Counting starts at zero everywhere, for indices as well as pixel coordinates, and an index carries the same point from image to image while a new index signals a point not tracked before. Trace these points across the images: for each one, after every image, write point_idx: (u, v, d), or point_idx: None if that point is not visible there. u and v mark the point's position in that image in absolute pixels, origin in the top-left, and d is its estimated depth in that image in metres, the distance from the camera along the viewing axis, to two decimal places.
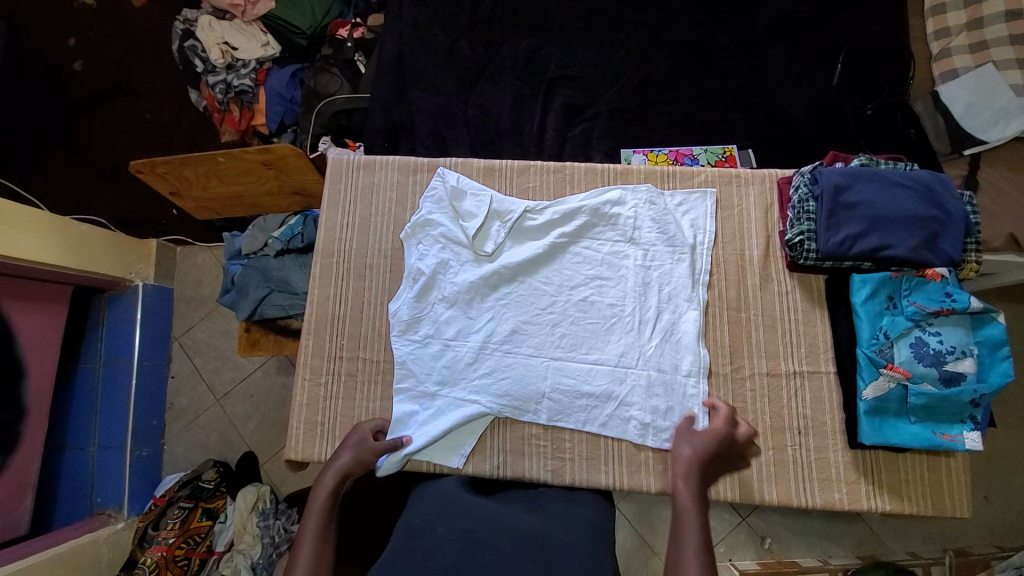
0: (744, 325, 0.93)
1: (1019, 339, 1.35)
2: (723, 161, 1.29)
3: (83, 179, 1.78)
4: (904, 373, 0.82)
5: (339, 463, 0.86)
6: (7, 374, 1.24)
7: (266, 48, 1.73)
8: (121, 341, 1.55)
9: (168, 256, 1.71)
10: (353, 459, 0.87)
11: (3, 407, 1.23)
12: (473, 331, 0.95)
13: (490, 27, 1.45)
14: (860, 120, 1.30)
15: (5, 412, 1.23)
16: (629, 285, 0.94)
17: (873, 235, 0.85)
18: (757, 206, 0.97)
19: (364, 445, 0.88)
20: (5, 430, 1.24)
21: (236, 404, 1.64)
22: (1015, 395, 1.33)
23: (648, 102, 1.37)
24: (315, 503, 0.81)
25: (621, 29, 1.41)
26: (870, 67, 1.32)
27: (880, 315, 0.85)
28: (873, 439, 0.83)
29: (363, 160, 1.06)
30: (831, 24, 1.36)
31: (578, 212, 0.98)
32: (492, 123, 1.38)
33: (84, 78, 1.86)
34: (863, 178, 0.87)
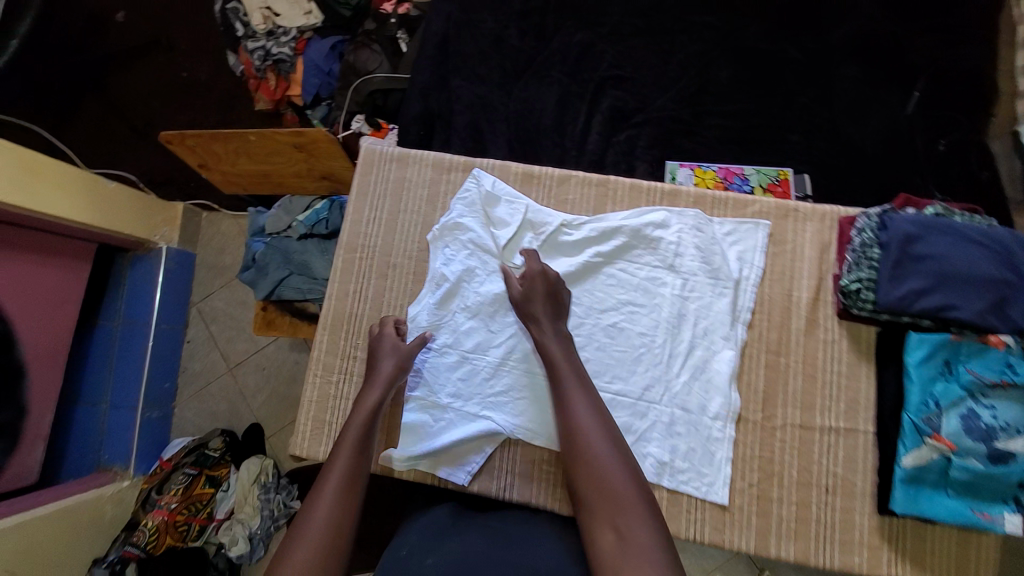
0: (782, 371, 0.86)
1: None
2: (776, 185, 1.20)
3: (117, 133, 1.77)
4: (950, 445, 0.74)
5: (383, 371, 0.87)
6: (9, 372, 1.22)
7: (308, 16, 1.68)
8: (141, 302, 1.56)
9: (193, 221, 1.70)
10: (395, 368, 0.88)
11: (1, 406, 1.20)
12: (493, 345, 0.91)
13: (543, 17, 1.37)
14: (931, 155, 1.20)
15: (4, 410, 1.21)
16: (663, 315, 0.89)
17: (936, 293, 0.78)
18: (812, 245, 0.90)
19: (401, 351, 0.89)
20: (6, 429, 1.22)
21: (247, 375, 1.64)
22: None
23: (701, 112, 1.28)
24: (359, 408, 0.85)
25: (683, 31, 1.32)
26: (948, 99, 1.22)
27: (933, 381, 0.78)
28: (904, 509, 0.77)
29: (397, 153, 1.02)
30: (914, 46, 1.24)
31: (617, 231, 0.92)
32: (534, 120, 1.32)
33: (126, 31, 1.84)
34: (935, 230, 0.80)
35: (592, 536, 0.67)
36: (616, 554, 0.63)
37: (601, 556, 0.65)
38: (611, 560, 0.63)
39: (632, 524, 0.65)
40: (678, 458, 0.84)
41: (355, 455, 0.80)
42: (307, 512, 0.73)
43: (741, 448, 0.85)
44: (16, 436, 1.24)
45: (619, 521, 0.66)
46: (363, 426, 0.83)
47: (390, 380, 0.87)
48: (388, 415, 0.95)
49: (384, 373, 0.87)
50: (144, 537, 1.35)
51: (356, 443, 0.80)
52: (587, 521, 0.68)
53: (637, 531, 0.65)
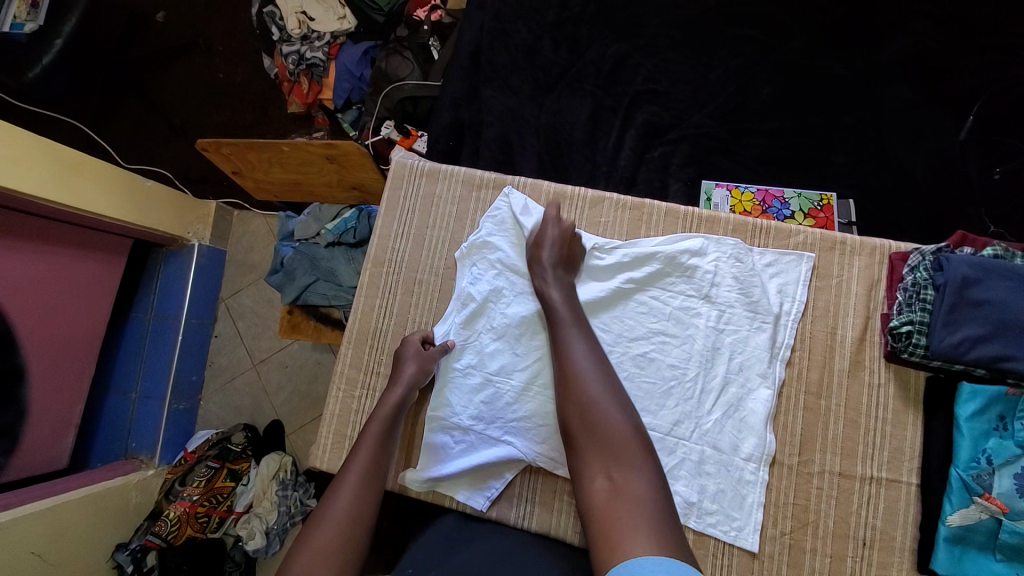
0: (821, 414, 0.82)
1: None
2: (818, 210, 1.14)
3: (155, 131, 1.81)
4: (1001, 507, 0.70)
5: (404, 376, 0.87)
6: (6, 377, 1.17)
7: (342, 22, 1.69)
8: (171, 297, 1.59)
9: (224, 219, 1.73)
10: (417, 371, 0.87)
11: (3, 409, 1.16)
12: (517, 369, 0.89)
13: (578, 28, 1.34)
14: (985, 184, 1.13)
15: (4, 414, 1.17)
16: (696, 347, 0.85)
17: (995, 341, 0.72)
18: (860, 282, 0.85)
19: (423, 354, 0.89)
20: (3, 434, 1.18)
21: (271, 373, 1.66)
22: None
23: (740, 130, 1.23)
24: (380, 406, 0.86)
25: (723, 44, 1.27)
26: (1010, 124, 1.14)
27: (985, 436, 0.73)
28: (946, 571, 0.72)
29: (428, 167, 1.01)
30: (973, 66, 1.17)
31: (651, 258, 0.89)
32: (565, 133, 1.29)
33: (168, 31, 1.88)
34: (999, 274, 0.74)
35: (586, 481, 0.69)
36: (608, 500, 0.65)
37: (593, 498, 0.67)
38: (604, 504, 0.65)
39: (627, 474, 0.67)
40: (706, 500, 0.80)
41: (374, 453, 0.82)
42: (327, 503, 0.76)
43: (774, 492, 0.81)
44: (15, 441, 1.21)
45: (614, 468, 0.68)
46: (383, 427, 0.84)
47: (411, 384, 0.87)
48: (408, 433, 0.93)
49: (404, 379, 0.87)
50: (166, 527, 1.36)
51: (376, 443, 0.83)
52: (582, 465, 0.71)
53: (632, 481, 0.66)
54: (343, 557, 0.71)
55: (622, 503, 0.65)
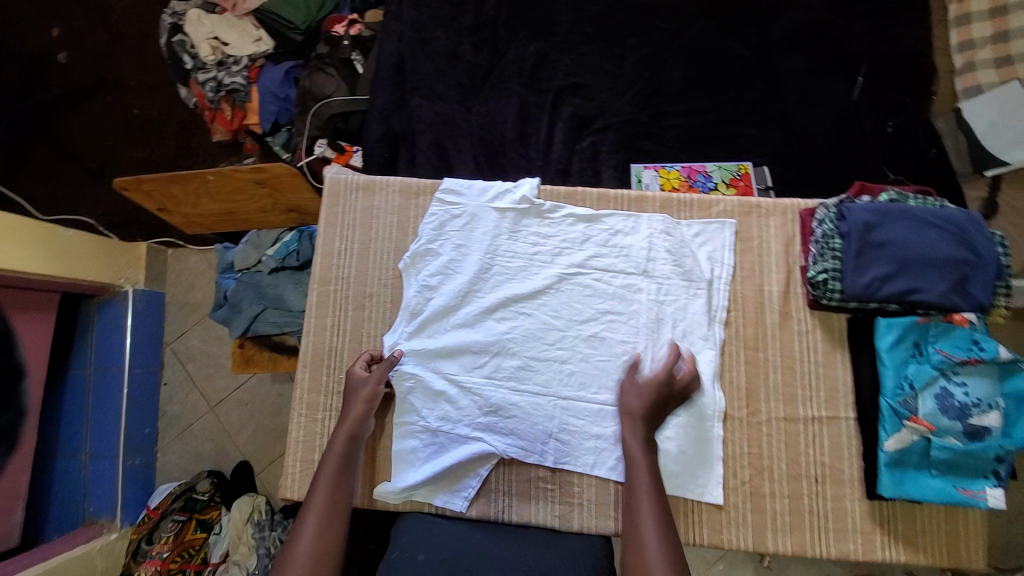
0: (762, 366, 0.88)
1: None
2: (738, 179, 1.23)
3: (70, 177, 1.71)
4: (928, 426, 0.77)
5: (356, 403, 0.87)
6: (7, 374, 1.23)
7: (259, 44, 1.65)
8: (111, 349, 1.49)
9: (158, 260, 1.64)
10: (372, 392, 0.87)
11: (3, 407, 1.22)
12: (478, 366, 0.90)
13: (495, 30, 1.37)
14: (880, 137, 1.24)
15: (6, 411, 1.22)
16: (642, 321, 0.90)
17: (899, 277, 0.80)
18: (777, 239, 0.92)
19: (374, 378, 0.88)
20: (7, 431, 1.22)
21: (230, 413, 1.60)
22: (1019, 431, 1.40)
23: (660, 113, 1.30)
24: (337, 436, 0.86)
25: (632, 34, 1.34)
26: (890, 81, 1.26)
27: (906, 363, 0.80)
28: (893, 493, 0.79)
29: (362, 181, 1.00)
30: (854, 33, 1.29)
31: (587, 243, 0.93)
32: (497, 133, 1.32)
33: (70, 71, 1.78)
34: (893, 216, 0.82)
35: None
36: None
37: None
38: None
39: None
40: (670, 463, 0.85)
41: (335, 479, 0.82)
42: (293, 541, 0.76)
43: (730, 446, 0.86)
44: (16, 440, 1.24)
45: None
46: (341, 455, 0.84)
47: (365, 410, 0.87)
48: (375, 448, 0.92)
49: (356, 407, 0.87)
50: None
51: (335, 471, 0.82)
52: None
53: None
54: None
55: None
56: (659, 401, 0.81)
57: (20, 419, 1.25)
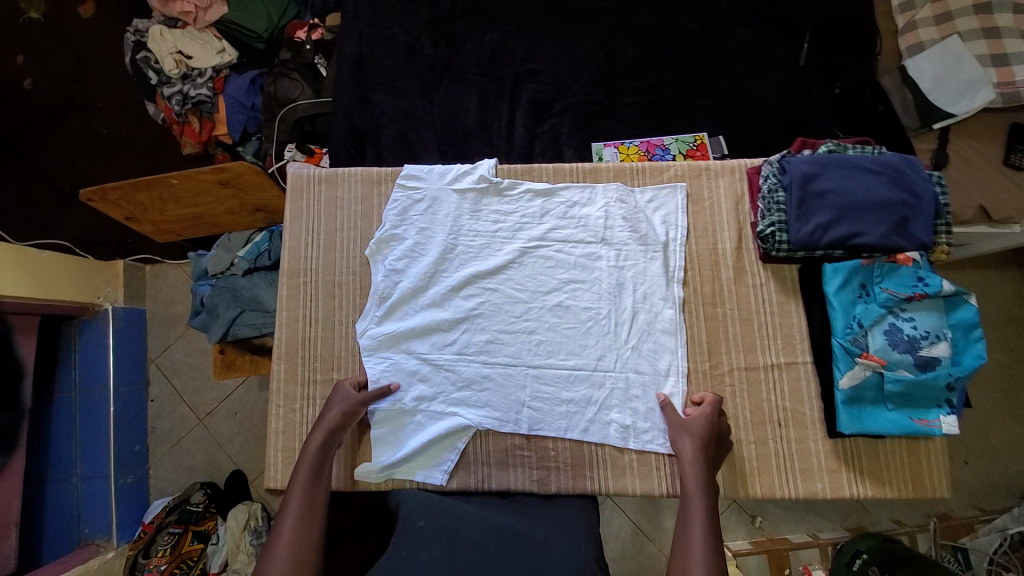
0: (720, 320, 0.92)
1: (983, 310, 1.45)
2: (695, 150, 1.28)
3: (42, 201, 1.71)
4: (879, 361, 0.81)
5: (329, 416, 0.87)
6: (8, 372, 1.25)
7: (222, 55, 1.66)
8: (96, 367, 1.50)
9: (136, 277, 1.66)
10: (344, 411, 0.87)
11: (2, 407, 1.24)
12: (449, 342, 0.93)
13: (451, 24, 1.40)
14: (828, 99, 1.29)
15: (4, 412, 1.24)
16: (603, 287, 0.93)
17: (842, 223, 0.84)
18: (726, 198, 0.96)
19: (351, 397, 0.88)
20: (6, 432, 1.24)
21: (220, 424, 1.61)
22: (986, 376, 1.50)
23: (616, 92, 1.34)
24: (308, 446, 0.84)
25: (585, 18, 1.38)
26: (835, 45, 1.31)
27: (853, 304, 0.84)
28: (852, 429, 0.83)
29: (324, 173, 1.02)
30: (796, 2, 1.34)
31: (545, 217, 0.97)
32: (460, 123, 1.35)
33: (35, 96, 1.79)
34: (831, 166, 0.86)
35: None
36: None
37: None
38: None
39: None
40: (640, 419, 0.88)
41: (309, 488, 0.80)
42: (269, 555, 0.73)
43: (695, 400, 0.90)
44: (15, 441, 1.25)
45: None
46: (315, 462, 0.82)
47: (339, 421, 0.86)
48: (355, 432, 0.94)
49: (330, 420, 0.86)
50: None
51: (308, 479, 0.80)
52: None
53: None
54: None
55: None
56: (712, 440, 0.83)
57: (19, 421, 1.27)
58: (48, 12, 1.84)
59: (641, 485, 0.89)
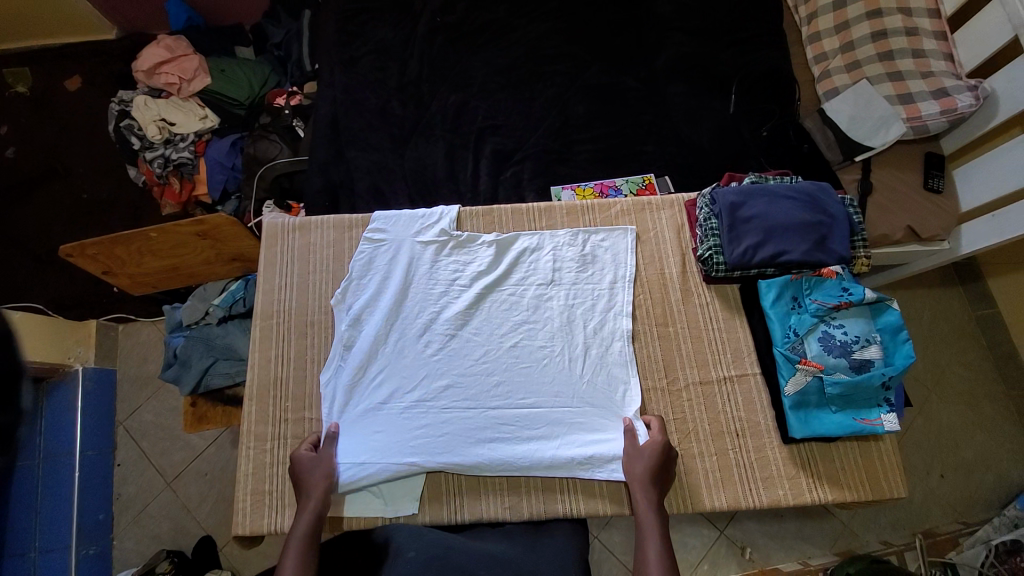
0: (672, 338, 0.99)
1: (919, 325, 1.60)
2: (644, 189, 1.40)
3: (18, 265, 1.73)
4: (817, 366, 0.87)
5: (314, 487, 0.88)
6: None
7: (204, 121, 1.78)
8: (64, 432, 1.46)
9: (109, 336, 1.66)
10: (324, 476, 0.89)
11: None
12: (409, 390, 0.96)
13: (419, 88, 1.55)
14: (758, 141, 1.45)
15: None
16: (555, 325, 1.00)
17: (770, 244, 0.93)
18: (669, 228, 1.06)
19: (324, 460, 0.90)
20: None
21: (189, 486, 1.56)
22: (946, 388, 1.57)
23: (571, 142, 1.47)
24: (297, 522, 0.84)
25: (539, 79, 1.53)
26: (761, 95, 1.48)
27: (788, 315, 0.92)
28: (802, 433, 0.88)
29: (297, 222, 1.09)
30: (722, 60, 1.52)
31: (499, 263, 1.05)
32: (429, 174, 1.45)
33: (17, 164, 1.85)
34: (755, 195, 0.97)
35: None
36: None
37: None
38: None
39: None
40: (602, 449, 0.91)
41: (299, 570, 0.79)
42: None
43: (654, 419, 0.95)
44: None
45: None
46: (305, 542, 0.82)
47: (323, 497, 0.87)
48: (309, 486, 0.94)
49: (314, 496, 0.87)
50: None
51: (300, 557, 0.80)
52: None
53: None
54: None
55: None
56: (662, 468, 0.87)
57: None
58: (35, 86, 1.94)
59: (611, 504, 0.92)
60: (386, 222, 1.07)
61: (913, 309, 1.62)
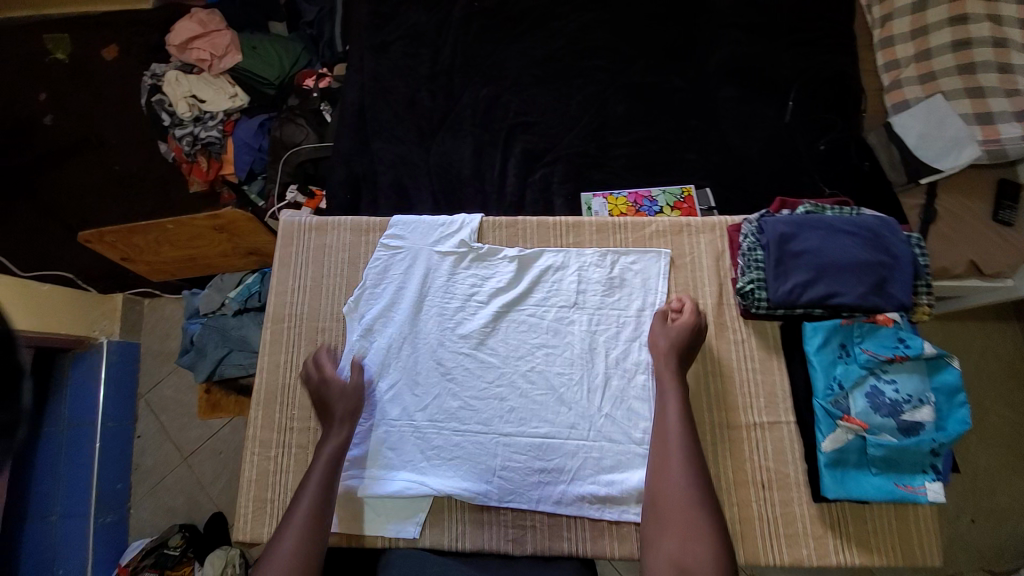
0: (702, 375, 0.92)
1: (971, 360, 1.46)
2: (682, 202, 1.29)
3: (51, 233, 1.76)
4: (862, 425, 0.79)
5: (336, 414, 0.89)
6: None
7: (234, 99, 1.75)
8: (85, 403, 1.49)
9: (135, 309, 1.68)
10: (348, 410, 0.89)
11: None
12: (420, 409, 0.93)
13: (450, 78, 1.47)
14: (814, 156, 1.32)
15: None
16: (575, 352, 0.94)
17: (822, 283, 0.85)
18: (708, 254, 0.98)
19: (350, 391, 0.90)
20: None
21: (204, 462, 1.58)
22: (996, 433, 1.44)
23: (606, 145, 1.38)
24: (319, 457, 0.86)
25: (578, 75, 1.43)
26: (821, 104, 1.35)
27: (834, 364, 0.83)
28: (836, 493, 0.80)
29: (314, 222, 1.06)
30: (781, 63, 1.39)
31: (520, 279, 0.99)
32: (454, 171, 1.39)
33: (54, 132, 1.87)
34: (808, 227, 0.88)
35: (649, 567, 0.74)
36: None
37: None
38: None
39: (696, 553, 0.71)
40: (616, 488, 0.86)
41: (324, 478, 0.84)
42: (274, 551, 0.76)
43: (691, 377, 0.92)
44: None
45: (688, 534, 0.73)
46: (322, 485, 0.83)
47: (347, 415, 0.89)
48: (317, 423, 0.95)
49: (339, 416, 0.89)
50: None
51: (321, 478, 0.83)
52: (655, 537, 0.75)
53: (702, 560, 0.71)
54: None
55: None
56: (689, 347, 0.88)
57: None
58: (73, 54, 1.95)
59: (620, 547, 0.87)
60: (402, 229, 1.03)
61: (963, 344, 1.48)
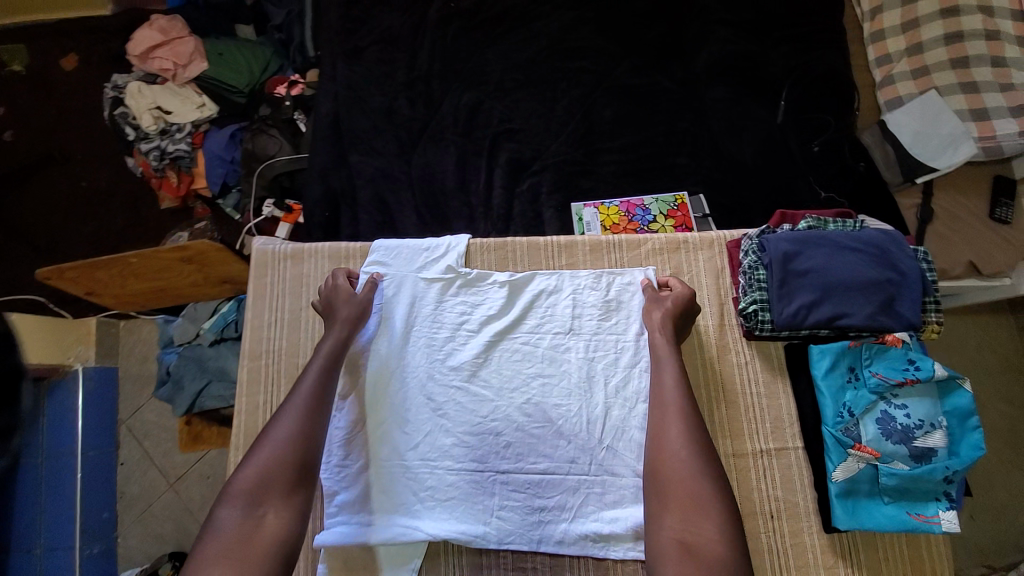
0: (708, 405, 0.88)
1: (982, 349, 1.42)
2: (676, 210, 1.25)
3: (16, 256, 1.66)
4: (873, 453, 0.76)
5: (342, 312, 0.89)
6: None
7: (203, 109, 1.65)
8: (65, 431, 1.32)
9: (110, 333, 1.49)
10: (353, 314, 0.90)
11: None
12: (412, 448, 0.87)
13: (429, 83, 1.39)
14: (807, 156, 1.28)
15: None
16: (573, 381, 0.89)
17: (828, 303, 0.81)
18: (707, 273, 0.95)
19: (357, 300, 0.91)
20: None
21: (191, 489, 1.42)
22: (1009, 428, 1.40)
23: (595, 151, 1.32)
24: (318, 353, 0.85)
25: (563, 78, 1.37)
26: (814, 103, 1.31)
27: (843, 389, 0.81)
28: (847, 525, 0.77)
29: (290, 250, 1.00)
30: (773, 60, 1.34)
31: (513, 304, 0.95)
32: (438, 183, 1.32)
33: (13, 148, 1.76)
34: (812, 244, 0.84)
35: (654, 529, 0.70)
36: (680, 562, 0.64)
37: (662, 545, 0.68)
38: (676, 561, 0.65)
39: (702, 530, 0.66)
40: (621, 527, 0.82)
41: (326, 370, 0.83)
42: (272, 430, 0.75)
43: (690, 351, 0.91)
44: None
45: (692, 513, 0.68)
46: (328, 361, 0.84)
47: (353, 321, 0.89)
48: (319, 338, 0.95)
49: (343, 316, 0.89)
50: None
51: (320, 370, 0.83)
52: (658, 509, 0.71)
53: (708, 539, 0.66)
54: (304, 483, 0.73)
55: (698, 562, 0.64)
56: (681, 317, 0.87)
57: None
58: (29, 65, 1.83)
59: None
60: (385, 254, 0.98)
61: (977, 336, 1.43)
